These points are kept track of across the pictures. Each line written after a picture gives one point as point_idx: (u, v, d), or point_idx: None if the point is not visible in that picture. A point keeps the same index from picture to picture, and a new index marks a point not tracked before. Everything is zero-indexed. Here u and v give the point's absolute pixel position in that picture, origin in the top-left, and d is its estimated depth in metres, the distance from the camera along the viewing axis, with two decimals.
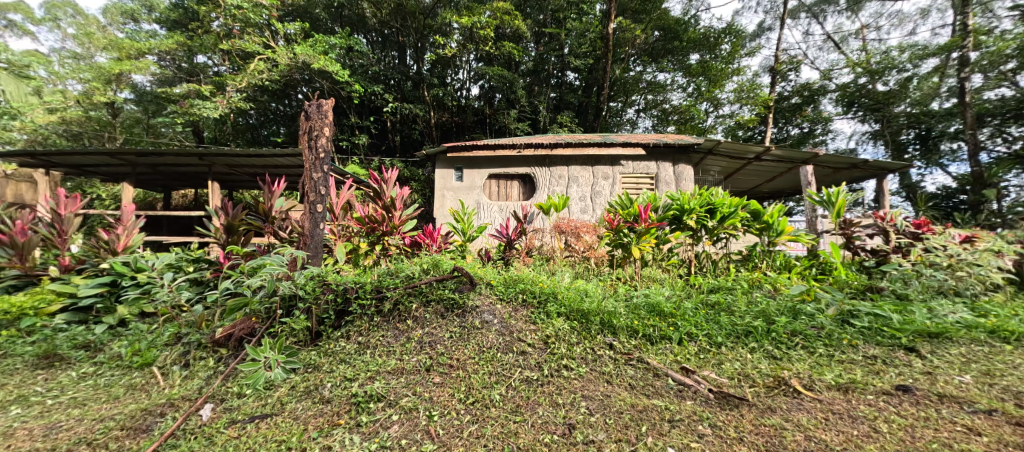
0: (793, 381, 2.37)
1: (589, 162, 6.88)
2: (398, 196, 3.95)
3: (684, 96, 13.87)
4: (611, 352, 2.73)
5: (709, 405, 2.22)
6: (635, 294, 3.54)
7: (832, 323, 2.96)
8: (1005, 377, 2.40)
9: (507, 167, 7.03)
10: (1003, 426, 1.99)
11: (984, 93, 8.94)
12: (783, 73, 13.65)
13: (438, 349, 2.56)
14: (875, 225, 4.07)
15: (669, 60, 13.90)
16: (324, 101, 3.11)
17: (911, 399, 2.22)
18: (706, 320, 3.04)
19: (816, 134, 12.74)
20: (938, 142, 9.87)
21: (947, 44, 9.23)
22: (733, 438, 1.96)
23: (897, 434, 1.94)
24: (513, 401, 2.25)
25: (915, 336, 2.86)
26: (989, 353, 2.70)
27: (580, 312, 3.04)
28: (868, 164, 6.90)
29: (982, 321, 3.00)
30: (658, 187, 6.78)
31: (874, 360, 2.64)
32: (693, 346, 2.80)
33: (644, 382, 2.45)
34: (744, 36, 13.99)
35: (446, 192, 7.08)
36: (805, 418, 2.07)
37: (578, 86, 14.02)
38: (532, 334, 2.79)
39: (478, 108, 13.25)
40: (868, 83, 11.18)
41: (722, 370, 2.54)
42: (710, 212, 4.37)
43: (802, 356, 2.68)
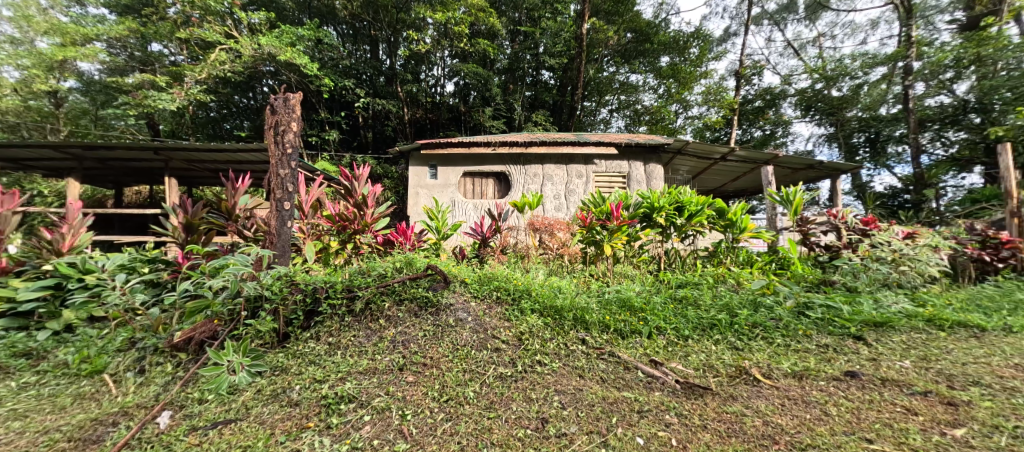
0: (753, 370, 2.51)
1: (564, 161, 6.98)
2: (369, 194, 3.81)
3: (655, 98, 14.25)
4: (584, 347, 2.81)
5: (676, 395, 2.32)
6: (606, 290, 3.67)
7: (789, 315, 3.16)
8: (939, 361, 2.61)
9: (482, 165, 7.02)
10: (936, 406, 2.16)
11: (926, 100, 9.67)
12: (747, 77, 14.29)
13: (412, 348, 2.56)
14: (829, 222, 4.36)
15: (641, 62, 14.19)
16: (291, 95, 2.99)
17: (858, 384, 2.39)
18: (674, 314, 3.20)
19: (777, 136, 13.46)
20: (885, 145, 10.59)
21: (893, 54, 9.97)
22: (698, 425, 2.05)
23: (845, 416, 2.08)
24: (487, 397, 2.27)
25: (863, 326, 3.07)
26: (927, 339, 2.93)
27: (555, 308, 3.12)
28: (823, 165, 7.34)
29: (920, 311, 3.24)
30: (628, 186, 7.00)
31: (826, 348, 2.82)
32: (661, 340, 2.92)
33: (615, 375, 2.52)
34: (711, 41, 14.52)
35: (420, 190, 7.01)
36: (764, 404, 2.20)
37: (552, 86, 14.17)
38: (506, 330, 2.85)
39: (453, 105, 13.14)
40: (824, 89, 11.87)
41: (689, 361, 2.66)
42: (678, 210, 4.53)
43: (762, 346, 2.83)
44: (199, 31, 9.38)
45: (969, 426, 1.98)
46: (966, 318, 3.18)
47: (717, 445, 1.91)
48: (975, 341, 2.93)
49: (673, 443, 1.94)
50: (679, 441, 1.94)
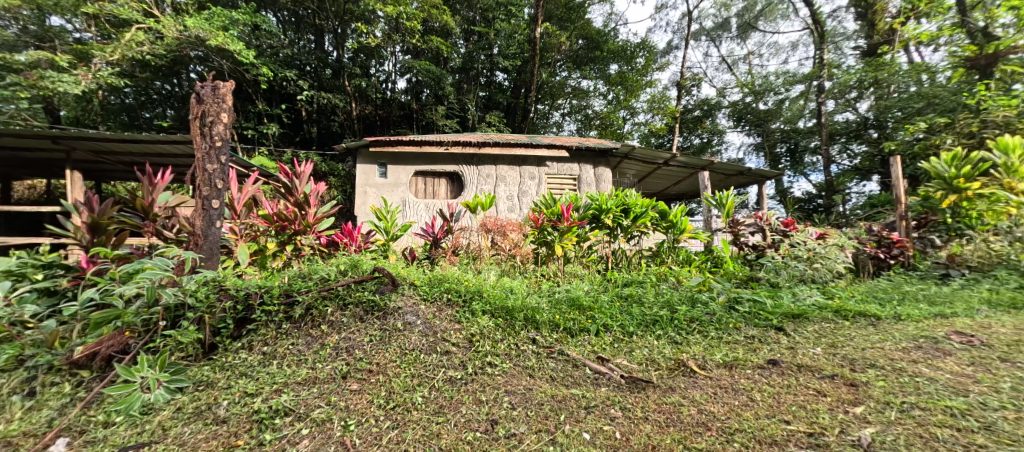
0: (690, 362, 2.65)
1: (517, 162, 7.03)
2: (312, 193, 3.61)
3: (605, 104, 14.73)
4: (535, 346, 2.84)
5: (621, 390, 2.40)
6: (557, 289, 3.75)
7: (721, 310, 3.39)
8: (845, 347, 2.85)
9: (434, 165, 6.89)
10: (841, 387, 2.33)
11: (835, 116, 10.74)
12: (687, 88, 15.21)
13: (356, 355, 2.46)
14: (756, 224, 4.74)
15: (592, 68, 14.61)
16: (222, 84, 2.75)
17: (778, 371, 2.56)
18: (620, 311, 3.34)
19: (713, 144, 14.44)
20: (803, 155, 11.70)
21: (810, 74, 11.08)
22: (641, 417, 2.13)
23: (767, 401, 2.21)
24: (436, 402, 2.22)
25: (783, 318, 3.35)
26: (834, 328, 3.22)
27: (506, 309, 3.14)
28: (751, 172, 7.98)
29: (829, 303, 3.57)
30: (578, 188, 7.18)
31: (752, 339, 3.05)
32: (608, 337, 3.02)
33: (564, 373, 2.57)
34: (656, 52, 15.29)
35: (368, 189, 6.73)
36: (699, 394, 2.32)
37: (506, 87, 14.25)
38: (456, 333, 2.81)
39: (404, 102, 12.81)
40: (753, 102, 12.92)
41: (633, 357, 2.77)
42: (624, 212, 4.73)
43: (698, 339, 3.00)
44: (111, 7, 8.39)
45: (867, 404, 2.12)
46: (866, 309, 3.48)
47: (657, 435, 1.98)
48: (872, 327, 3.23)
49: (618, 436, 1.99)
50: (623, 433, 2.00)
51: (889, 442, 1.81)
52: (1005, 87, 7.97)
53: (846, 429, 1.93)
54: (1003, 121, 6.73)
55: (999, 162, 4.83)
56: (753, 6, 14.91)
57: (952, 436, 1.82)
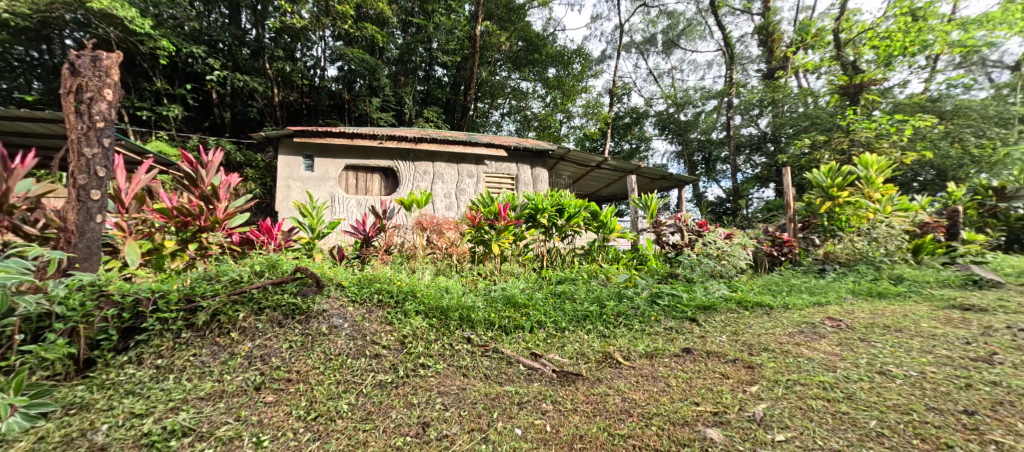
0: (616, 354, 2.78)
1: (455, 160, 6.93)
2: (222, 185, 3.25)
3: (543, 106, 15.02)
4: (469, 345, 2.82)
5: (552, 384, 2.45)
6: (493, 288, 3.79)
7: (644, 304, 3.63)
8: (746, 334, 3.13)
9: (367, 159, 6.56)
10: (740, 369, 2.53)
11: (742, 129, 11.92)
12: (618, 96, 16.07)
13: (272, 363, 2.27)
14: (676, 224, 5.13)
15: (531, 70, 14.84)
16: (105, 55, 2.39)
17: (690, 358, 2.75)
18: (553, 308, 3.44)
19: (641, 150, 15.40)
20: (716, 163, 12.92)
21: (723, 90, 12.27)
22: (570, 408, 2.18)
23: (681, 386, 2.36)
24: (363, 408, 2.11)
25: (697, 310, 3.65)
26: (737, 317, 3.55)
27: (440, 308, 3.09)
28: (673, 177, 8.62)
29: (733, 295, 3.95)
30: (516, 188, 7.27)
31: (670, 330, 3.27)
32: (541, 333, 3.09)
33: (498, 370, 2.57)
34: (591, 60, 15.93)
35: (291, 182, 6.24)
36: (622, 383, 2.43)
37: (445, 83, 14.02)
38: (387, 335, 2.70)
39: (335, 91, 12.08)
40: (675, 112, 13.97)
41: (564, 352, 2.85)
42: (559, 211, 4.87)
43: (623, 332, 3.17)
44: None
45: (760, 383, 2.33)
46: (763, 299, 3.88)
47: (584, 425, 2.03)
48: (766, 315, 3.60)
49: (547, 429, 2.01)
50: (553, 426, 2.03)
51: (777, 415, 1.99)
52: (868, 112, 9.48)
53: (745, 406, 2.09)
54: (865, 141, 8.00)
55: (861, 175, 5.75)
56: (677, 25, 16.15)
57: (824, 406, 2.04)
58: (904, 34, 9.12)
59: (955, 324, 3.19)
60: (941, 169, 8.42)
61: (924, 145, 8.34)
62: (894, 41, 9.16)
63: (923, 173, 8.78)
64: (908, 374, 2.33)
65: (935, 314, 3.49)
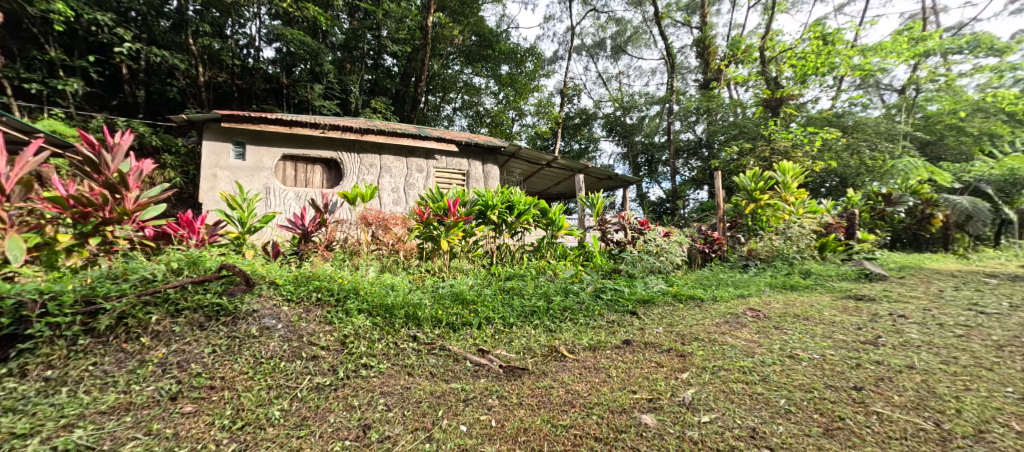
0: (561, 348, 2.85)
1: (403, 153, 6.73)
2: (131, 172, 2.88)
3: (495, 102, 14.98)
4: (415, 343, 2.76)
5: (499, 379, 2.45)
6: (441, 285, 3.76)
7: (589, 298, 3.75)
8: (679, 325, 3.33)
9: (307, 149, 6.18)
10: (673, 358, 2.69)
11: (682, 134, 12.66)
12: (569, 96, 16.42)
13: (192, 370, 2.11)
14: (620, 223, 5.35)
15: (484, 66, 14.72)
16: None
17: (630, 349, 2.88)
18: (501, 304, 3.46)
19: (589, 151, 15.86)
20: (657, 165, 13.62)
21: (665, 97, 12.95)
22: (515, 403, 2.19)
23: (620, 375, 2.46)
24: (297, 414, 1.99)
25: (637, 303, 3.83)
26: (673, 309, 3.77)
27: (385, 306, 3.01)
28: (618, 177, 8.98)
29: (670, 290, 4.18)
30: (467, 183, 7.20)
31: (612, 323, 3.40)
32: (489, 329, 3.09)
33: (444, 368, 2.53)
34: (543, 59, 16.13)
35: (219, 171, 5.73)
36: (566, 376, 2.48)
37: (394, 73, 13.54)
38: (327, 335, 2.60)
39: (271, 75, 11.24)
40: (621, 115, 14.53)
41: (512, 347, 2.87)
42: (509, 208, 4.88)
43: (569, 326, 3.25)
44: None
45: (691, 370, 2.48)
46: (696, 293, 4.15)
47: (528, 418, 2.04)
48: (698, 307, 3.85)
49: (493, 424, 2.00)
50: (498, 421, 2.03)
51: (704, 399, 2.13)
52: (785, 123, 10.51)
53: (676, 392, 2.22)
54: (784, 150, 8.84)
55: (779, 181, 6.34)
56: (625, 32, 16.78)
57: (743, 389, 2.21)
58: (816, 56, 10.16)
59: (850, 311, 3.61)
60: (843, 177, 9.57)
61: (830, 155, 9.37)
62: (808, 61, 10.19)
63: (829, 180, 9.86)
64: (812, 357, 2.60)
65: (836, 303, 3.93)
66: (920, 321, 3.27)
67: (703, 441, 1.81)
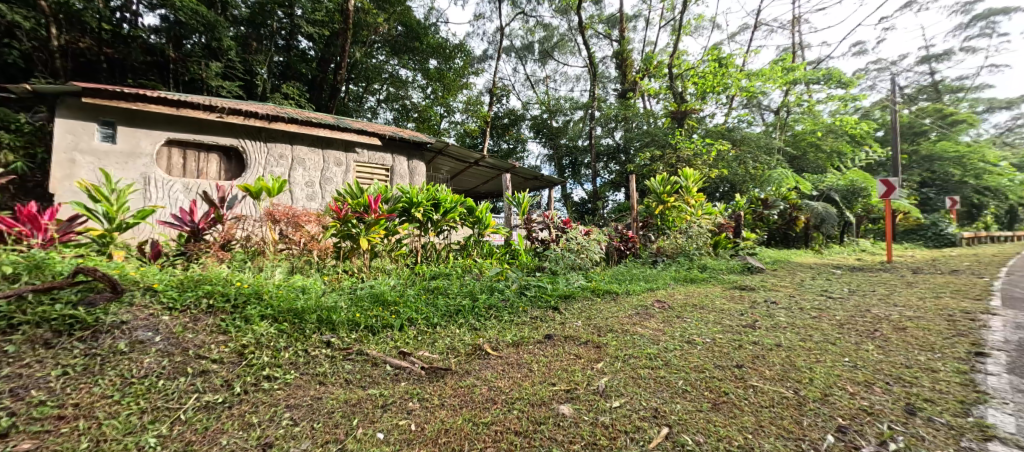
0: (485, 345, 2.83)
1: (319, 145, 6.23)
2: None
3: (422, 97, 14.56)
4: (328, 350, 2.60)
5: (420, 382, 2.35)
6: (360, 286, 3.57)
7: (513, 295, 3.79)
8: (595, 317, 3.51)
9: (200, 135, 5.44)
10: (591, 349, 2.81)
11: (603, 139, 13.38)
12: (498, 96, 16.54)
13: (34, 397, 1.84)
14: (545, 222, 5.50)
15: (410, 58, 14.23)
16: None
17: (552, 343, 2.95)
18: (425, 304, 3.36)
19: (518, 151, 16.11)
20: (580, 168, 14.28)
21: (588, 103, 13.59)
22: (437, 404, 2.11)
23: (542, 369, 2.51)
24: (180, 439, 1.77)
25: (558, 298, 3.96)
26: (593, 303, 3.95)
27: (294, 311, 2.83)
28: (544, 178, 9.24)
29: (591, 286, 4.38)
30: (390, 179, 6.87)
31: (535, 319, 3.45)
32: (412, 330, 2.98)
33: (361, 374, 2.39)
34: (472, 57, 16.05)
35: (78, 156, 4.82)
36: (490, 373, 2.46)
37: (310, 58, 12.51)
38: (221, 347, 2.37)
39: (156, 47, 9.75)
40: (548, 118, 14.98)
41: (435, 347, 2.79)
42: (435, 206, 4.70)
43: (493, 323, 3.24)
44: None
45: (606, 360, 2.61)
46: (612, 287, 4.40)
47: (450, 418, 1.98)
48: (613, 300, 4.09)
49: (412, 428, 1.91)
50: (418, 424, 1.94)
51: (615, 386, 2.25)
52: (688, 134, 11.68)
53: (591, 382, 2.31)
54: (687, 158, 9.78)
55: (683, 185, 7.00)
56: (552, 38, 17.31)
57: (649, 373, 2.38)
58: (713, 76, 11.37)
59: (737, 300, 4.09)
60: (733, 183, 10.84)
61: (723, 164, 10.57)
62: (706, 81, 11.40)
63: (722, 186, 11.12)
64: (705, 341, 2.89)
65: (725, 293, 4.43)
66: (786, 306, 3.82)
67: (614, 424, 1.90)
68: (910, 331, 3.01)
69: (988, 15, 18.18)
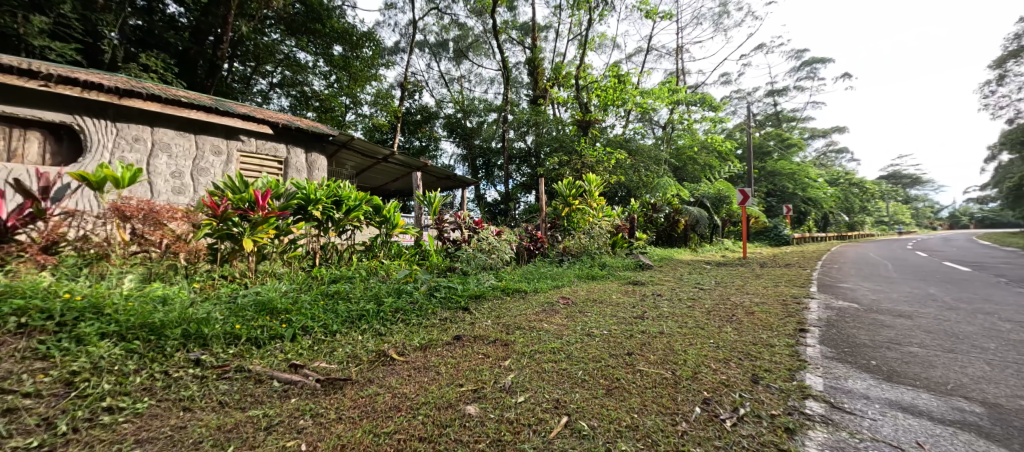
0: (390, 351, 2.65)
1: (192, 130, 5.35)
2: None
3: (324, 85, 13.44)
4: (198, 370, 2.22)
5: (314, 396, 2.11)
6: (242, 293, 3.13)
7: (422, 297, 3.64)
8: (505, 316, 3.53)
9: (17, 108, 4.31)
10: (498, 348, 2.81)
11: (515, 142, 13.66)
12: (409, 91, 15.95)
13: None
14: (457, 222, 5.42)
15: (312, 41, 12.87)
16: None
17: (460, 344, 2.88)
18: (323, 311, 3.06)
19: (430, 150, 15.76)
20: (493, 170, 14.43)
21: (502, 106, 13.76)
22: (333, 419, 1.91)
23: (450, 371, 2.42)
24: None
25: (469, 299, 3.90)
26: (503, 302, 3.97)
27: (151, 327, 2.38)
28: (456, 178, 9.15)
29: (502, 285, 4.40)
30: (284, 173, 6.19)
31: (445, 320, 3.35)
32: (307, 340, 2.68)
33: (241, 393, 2.07)
34: (381, 48, 15.24)
35: None
36: (394, 379, 2.30)
37: (182, 27, 10.74)
38: (40, 378, 1.91)
39: None
40: (461, 118, 14.85)
41: (334, 357, 2.54)
42: (335, 204, 4.33)
43: (400, 328, 3.06)
44: None
45: (512, 357, 2.62)
46: (522, 286, 4.48)
47: (347, 433, 1.80)
48: (521, 298, 4.15)
49: (303, 449, 1.70)
50: (309, 443, 1.73)
51: (520, 381, 2.26)
52: (592, 142, 12.46)
53: (498, 379, 2.30)
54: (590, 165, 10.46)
55: (586, 189, 7.45)
56: (466, 37, 17.20)
57: (553, 367, 2.44)
58: (613, 91, 12.33)
59: (631, 294, 4.46)
60: (630, 188, 11.87)
61: (621, 171, 11.51)
62: (607, 94, 12.32)
63: (620, 191, 12.11)
64: (602, 333, 3.07)
65: (620, 288, 4.82)
66: (669, 297, 4.27)
67: (518, 419, 1.90)
68: (761, 314, 3.56)
69: (813, 62, 22.65)
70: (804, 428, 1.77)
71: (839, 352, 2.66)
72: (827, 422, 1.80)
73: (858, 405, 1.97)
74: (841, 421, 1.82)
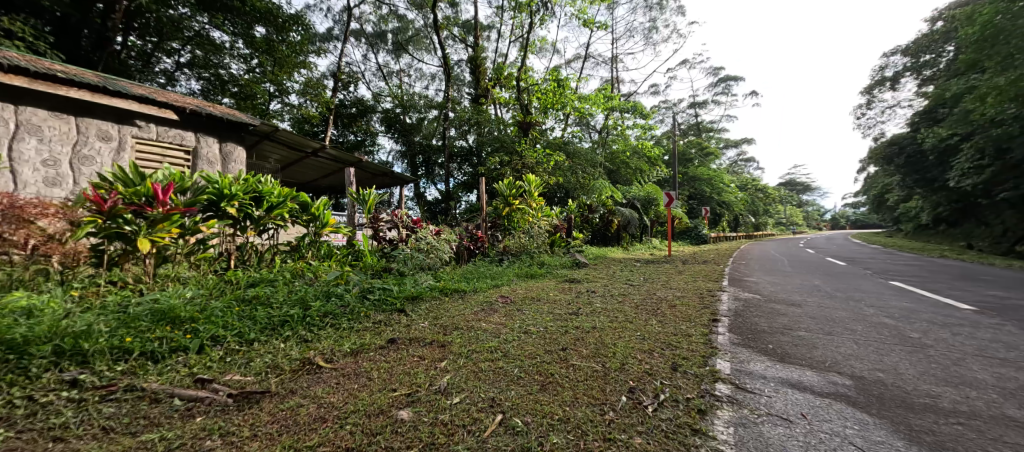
0: (317, 359, 2.45)
1: (73, 111, 4.60)
2: None
3: (244, 69, 12.26)
4: (75, 392, 1.89)
5: (224, 412, 1.89)
6: (138, 300, 2.73)
7: (354, 300, 3.43)
8: (443, 317, 3.44)
9: None
10: (435, 349, 2.72)
11: (456, 140, 13.47)
12: (343, 82, 15.09)
13: None
14: (393, 221, 5.19)
15: (228, 19, 11.25)
16: None
17: (395, 348, 2.74)
18: (238, 318, 2.77)
19: (366, 145, 15.05)
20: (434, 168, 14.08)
21: (442, 103, 13.50)
22: (247, 436, 1.72)
23: (383, 376, 2.30)
24: None
25: (405, 300, 3.74)
26: (442, 303, 3.87)
27: (10, 345, 2.00)
28: (392, 175, 8.80)
29: (440, 285, 4.29)
30: (192, 164, 5.53)
31: (379, 323, 3.19)
32: (217, 351, 2.40)
33: (133, 415, 1.80)
34: (312, 34, 14.25)
35: None
36: (320, 389, 2.13)
37: None
38: None
39: None
40: (400, 113, 14.33)
41: (250, 368, 2.30)
42: (253, 200, 3.96)
43: (329, 333, 2.85)
44: None
45: (449, 358, 2.56)
46: (461, 286, 4.41)
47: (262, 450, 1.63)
48: (461, 298, 4.08)
49: None
50: None
51: (456, 382, 2.21)
52: (534, 142, 12.63)
53: (434, 381, 2.22)
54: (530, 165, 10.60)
55: (526, 189, 7.53)
56: (406, 30, 16.64)
57: (489, 366, 2.42)
58: (553, 94, 12.62)
59: (567, 290, 4.60)
60: (569, 189, 12.20)
61: (560, 173, 11.81)
62: (547, 97, 12.59)
63: (559, 192, 12.42)
64: (539, 329, 3.11)
65: (558, 285, 4.94)
66: (603, 293, 4.46)
67: (452, 420, 1.84)
68: (682, 306, 3.85)
69: (728, 78, 24.99)
70: (714, 409, 1.91)
71: (744, 339, 2.93)
72: (733, 401, 1.97)
73: (757, 384, 2.18)
74: (743, 399, 1.99)
